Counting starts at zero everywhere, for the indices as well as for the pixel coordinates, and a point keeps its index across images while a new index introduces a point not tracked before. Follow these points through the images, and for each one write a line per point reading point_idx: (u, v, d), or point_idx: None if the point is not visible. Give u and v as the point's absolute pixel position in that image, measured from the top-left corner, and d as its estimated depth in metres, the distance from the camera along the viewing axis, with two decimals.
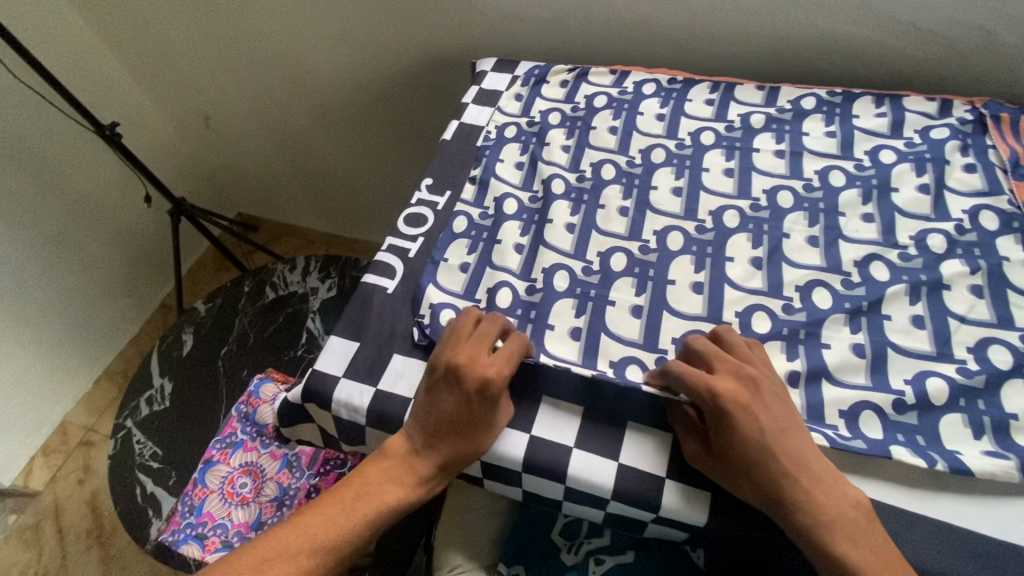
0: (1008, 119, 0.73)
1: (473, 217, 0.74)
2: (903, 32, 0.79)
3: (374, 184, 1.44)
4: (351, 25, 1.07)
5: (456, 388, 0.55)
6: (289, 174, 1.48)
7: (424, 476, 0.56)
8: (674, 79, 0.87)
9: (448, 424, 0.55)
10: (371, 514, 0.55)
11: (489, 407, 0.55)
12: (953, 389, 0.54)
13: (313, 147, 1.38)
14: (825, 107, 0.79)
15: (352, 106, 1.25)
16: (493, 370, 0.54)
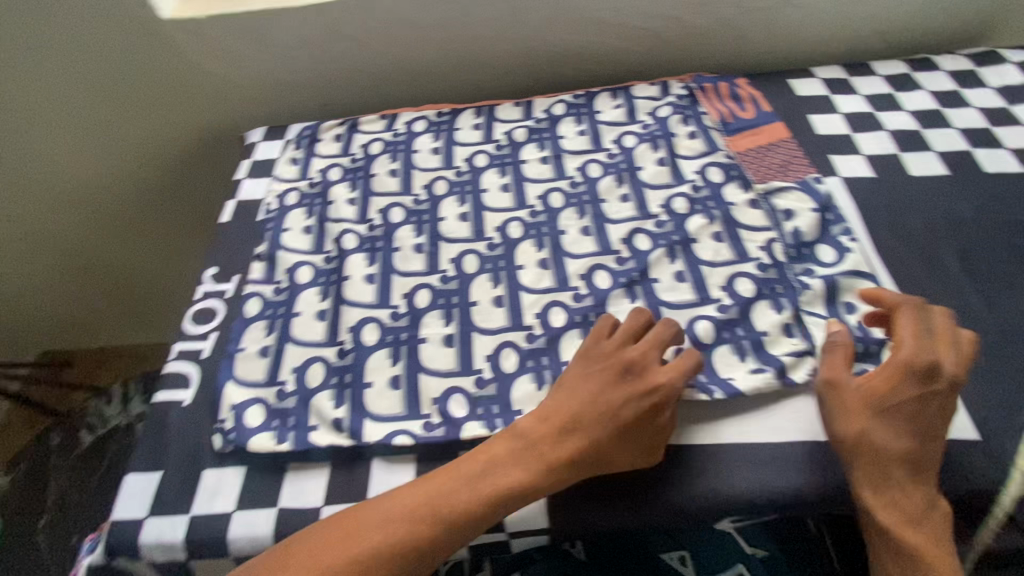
0: (712, 87, 0.86)
1: (267, 295, 0.71)
2: (621, 33, 0.91)
3: (180, 266, 1.27)
4: (82, 113, 0.99)
5: (638, 389, 0.54)
6: (80, 298, 1.26)
7: (545, 472, 0.52)
8: (441, 112, 0.91)
9: (608, 433, 0.52)
10: (465, 500, 0.50)
11: (648, 411, 0.53)
12: (716, 325, 0.63)
13: (92, 258, 1.20)
14: (574, 109, 0.88)
15: (132, 205, 1.13)
16: (667, 378, 0.54)
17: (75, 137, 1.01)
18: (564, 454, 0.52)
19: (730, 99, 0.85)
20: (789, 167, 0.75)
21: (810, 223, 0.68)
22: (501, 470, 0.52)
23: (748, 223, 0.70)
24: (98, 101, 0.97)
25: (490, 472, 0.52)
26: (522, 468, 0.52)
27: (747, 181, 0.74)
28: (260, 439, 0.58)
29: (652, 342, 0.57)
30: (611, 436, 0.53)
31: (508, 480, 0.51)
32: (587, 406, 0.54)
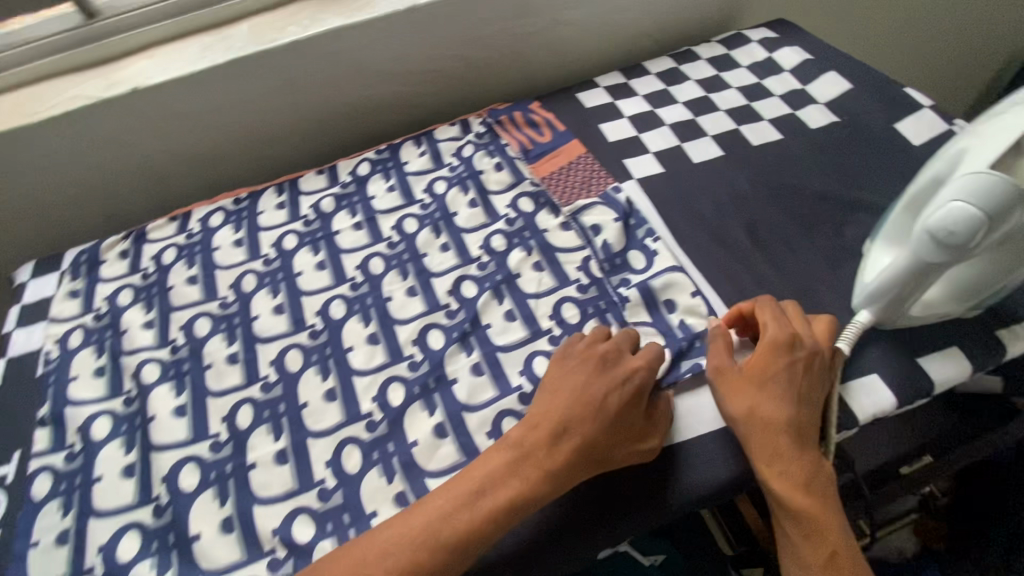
0: (508, 118, 0.88)
1: (58, 467, 0.60)
2: (408, 79, 0.90)
3: None
4: None
5: (617, 378, 0.54)
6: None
7: (541, 481, 0.49)
8: (239, 198, 0.84)
9: (599, 426, 0.51)
10: (450, 530, 0.47)
11: (633, 397, 0.54)
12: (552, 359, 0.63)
13: None
14: (380, 165, 0.85)
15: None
16: (642, 362, 0.56)
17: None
18: (562, 456, 0.50)
19: (526, 126, 0.87)
20: (591, 183, 0.79)
21: (616, 235, 0.72)
22: (499, 485, 0.50)
23: (563, 246, 0.73)
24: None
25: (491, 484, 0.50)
26: (521, 478, 0.50)
27: (555, 205, 0.77)
28: None
29: (620, 339, 0.58)
30: (603, 434, 0.51)
31: (509, 493, 0.49)
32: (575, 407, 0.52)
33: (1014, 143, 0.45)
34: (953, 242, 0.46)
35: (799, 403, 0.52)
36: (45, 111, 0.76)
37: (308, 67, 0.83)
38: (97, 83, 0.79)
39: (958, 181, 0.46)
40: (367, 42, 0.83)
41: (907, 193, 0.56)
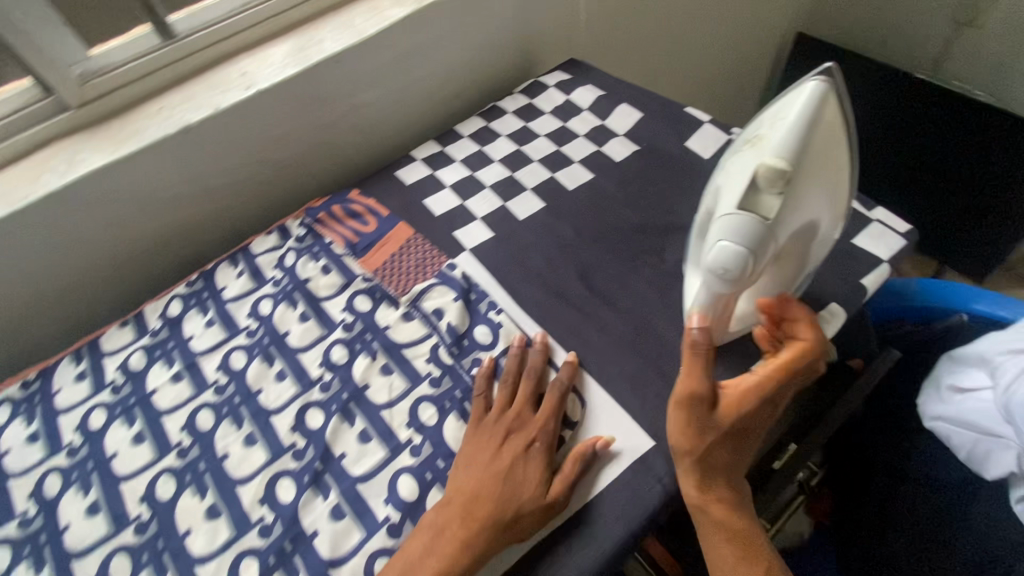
0: (328, 214, 0.84)
1: None
2: (208, 196, 0.83)
3: None
4: None
5: (523, 443, 0.57)
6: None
7: (457, 557, 0.51)
8: (27, 379, 0.71)
9: (507, 493, 0.54)
10: None
11: (535, 459, 0.56)
12: (417, 474, 0.58)
13: None
14: (193, 299, 0.77)
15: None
16: (540, 423, 0.59)
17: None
18: (475, 527, 0.52)
19: (349, 218, 0.83)
20: (425, 265, 0.76)
21: (458, 314, 0.69)
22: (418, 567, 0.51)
23: (407, 340, 0.69)
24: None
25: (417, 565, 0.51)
26: (437, 557, 0.51)
27: (392, 297, 0.73)
28: None
29: (524, 398, 0.61)
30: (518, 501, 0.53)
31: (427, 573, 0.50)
32: (494, 478, 0.54)
33: (750, 182, 0.50)
34: (727, 280, 0.51)
35: (743, 437, 0.53)
36: None
37: (81, 214, 0.73)
38: None
39: (718, 224, 0.51)
40: (145, 174, 0.75)
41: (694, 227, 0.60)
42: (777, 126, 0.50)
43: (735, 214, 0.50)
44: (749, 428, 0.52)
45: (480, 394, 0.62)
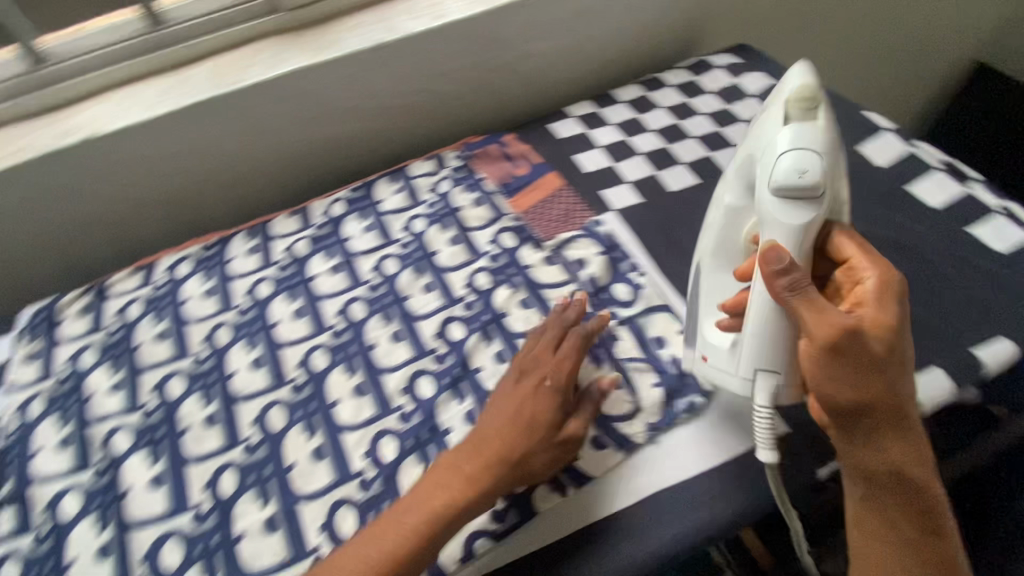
0: (485, 152, 0.87)
1: (25, 551, 0.57)
2: (379, 115, 0.88)
3: None
4: None
5: (536, 380, 0.57)
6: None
7: (472, 485, 0.52)
8: (209, 244, 0.81)
9: (512, 432, 0.53)
10: (395, 537, 0.50)
11: (546, 398, 0.55)
12: None
13: None
14: (355, 205, 0.84)
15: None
16: (557, 363, 0.57)
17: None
18: (484, 463, 0.52)
19: (504, 159, 0.86)
20: (571, 215, 0.78)
21: (601, 267, 0.71)
22: (430, 495, 0.52)
23: (547, 281, 0.71)
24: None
25: (437, 487, 0.52)
26: (449, 483, 0.52)
27: (536, 238, 0.76)
28: None
29: (546, 343, 0.60)
30: (520, 439, 0.53)
31: (440, 499, 0.51)
32: (513, 419, 0.54)
33: (789, 121, 0.50)
34: (808, 185, 0.47)
35: (902, 383, 0.45)
36: None
37: (273, 109, 0.81)
38: (48, 134, 0.75)
39: (791, 162, 0.48)
40: (336, 81, 0.81)
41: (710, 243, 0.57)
42: (781, 88, 0.52)
43: (790, 130, 0.49)
44: (896, 375, 0.45)
45: (528, 340, 0.62)
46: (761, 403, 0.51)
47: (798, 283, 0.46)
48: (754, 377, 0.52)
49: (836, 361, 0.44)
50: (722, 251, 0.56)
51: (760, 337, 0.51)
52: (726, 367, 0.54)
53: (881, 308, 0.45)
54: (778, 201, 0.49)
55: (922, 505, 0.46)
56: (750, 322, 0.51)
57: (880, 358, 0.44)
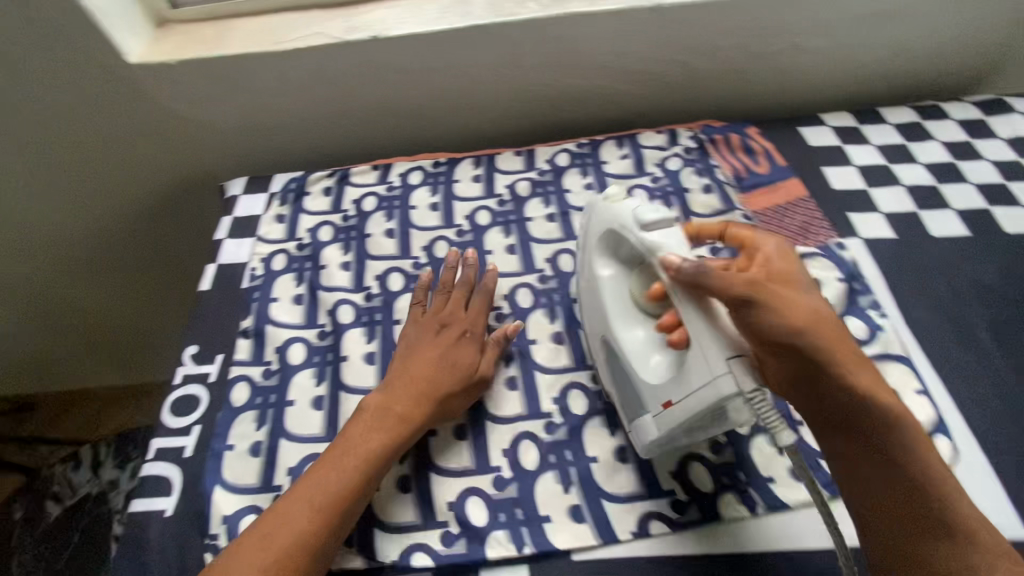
0: (722, 139, 0.82)
1: (256, 378, 0.65)
2: (627, 77, 0.86)
3: (141, 322, 1.27)
4: (41, 170, 0.93)
5: (429, 342, 0.61)
6: (42, 334, 1.24)
7: (406, 409, 0.56)
8: (438, 161, 0.85)
9: (438, 361, 0.59)
10: (361, 457, 0.53)
11: (430, 360, 0.59)
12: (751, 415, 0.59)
13: (55, 298, 1.17)
14: (579, 160, 0.83)
15: (116, 247, 1.09)
16: (474, 319, 0.64)
17: (42, 182, 0.95)
18: (417, 388, 0.57)
19: (742, 152, 0.81)
20: (807, 231, 0.72)
21: (838, 295, 0.65)
22: (374, 423, 0.56)
23: None
24: (86, 156, 0.92)
25: (357, 446, 0.54)
26: (388, 412, 0.56)
27: None
28: None
29: (457, 301, 0.66)
30: (449, 371, 0.59)
31: (385, 425, 0.55)
32: (444, 363, 0.59)
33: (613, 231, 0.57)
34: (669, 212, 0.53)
35: (811, 307, 0.45)
36: (294, 41, 0.80)
37: (537, 46, 0.81)
38: (339, 25, 0.81)
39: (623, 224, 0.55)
40: (605, 34, 0.80)
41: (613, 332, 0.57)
42: (592, 234, 0.61)
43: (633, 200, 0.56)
44: (803, 301, 0.45)
45: (420, 306, 0.67)
46: (745, 389, 0.44)
47: (700, 270, 0.46)
48: (728, 368, 0.45)
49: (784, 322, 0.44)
50: (618, 316, 0.57)
51: (703, 335, 0.46)
52: (682, 381, 0.49)
53: (780, 264, 0.48)
54: (644, 234, 0.52)
55: (904, 465, 0.45)
56: (698, 336, 0.46)
57: (777, 293, 0.45)
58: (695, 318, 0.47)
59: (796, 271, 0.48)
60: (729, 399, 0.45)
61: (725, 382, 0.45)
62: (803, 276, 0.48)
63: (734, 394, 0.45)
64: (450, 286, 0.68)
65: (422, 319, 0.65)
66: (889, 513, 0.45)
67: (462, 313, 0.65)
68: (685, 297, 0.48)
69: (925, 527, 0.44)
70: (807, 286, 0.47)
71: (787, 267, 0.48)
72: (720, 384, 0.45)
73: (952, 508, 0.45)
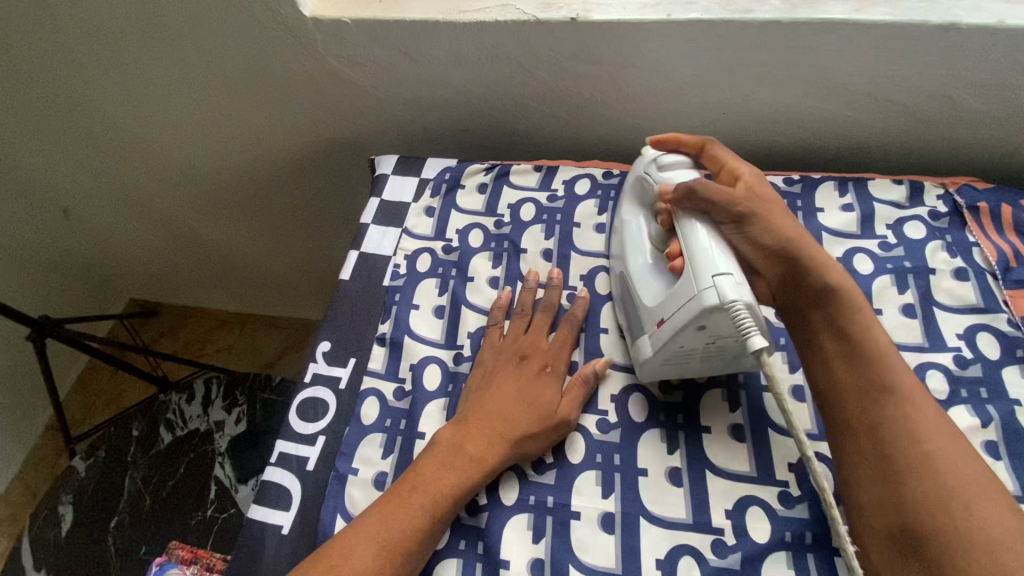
0: (988, 209, 0.63)
1: (387, 396, 0.59)
2: (868, 105, 0.69)
3: (262, 263, 1.29)
4: (201, 106, 0.92)
5: (503, 361, 0.58)
6: (177, 253, 1.29)
7: (481, 443, 0.52)
8: (611, 172, 0.74)
9: (515, 395, 0.55)
10: (434, 491, 0.49)
11: (504, 385, 0.56)
12: None
13: (194, 227, 1.20)
14: (786, 200, 0.67)
15: (253, 190, 1.08)
16: (557, 352, 0.59)
17: (201, 116, 0.94)
18: (490, 420, 0.53)
19: (1013, 232, 0.62)
20: None
21: None
22: (445, 453, 0.52)
23: None
24: (245, 99, 0.90)
25: (431, 479, 0.50)
26: (458, 439, 0.52)
27: None
28: None
29: (540, 330, 0.60)
30: (529, 413, 0.54)
31: (461, 461, 0.51)
32: (521, 398, 0.55)
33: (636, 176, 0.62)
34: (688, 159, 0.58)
35: (786, 219, 0.54)
36: (480, 11, 0.70)
37: (767, 54, 0.66)
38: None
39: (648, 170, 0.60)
40: (860, 50, 0.63)
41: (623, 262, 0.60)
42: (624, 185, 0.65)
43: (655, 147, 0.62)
44: (780, 210, 0.54)
45: (494, 324, 0.62)
46: (727, 299, 0.47)
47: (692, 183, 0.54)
48: (714, 284, 0.48)
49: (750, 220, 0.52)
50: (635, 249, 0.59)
51: (701, 248, 0.50)
52: (669, 300, 0.51)
53: (765, 184, 0.57)
54: (660, 174, 0.58)
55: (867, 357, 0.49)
56: (695, 251, 0.50)
57: (761, 203, 0.53)
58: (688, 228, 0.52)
59: (775, 189, 0.57)
60: (712, 312, 0.47)
61: (708, 295, 0.47)
62: (781, 199, 0.56)
63: (715, 305, 0.47)
64: (530, 307, 0.63)
65: (499, 334, 0.61)
66: (842, 390, 0.49)
67: (546, 343, 0.60)
68: (684, 214, 0.53)
69: (871, 396, 0.47)
70: (784, 203, 0.56)
71: (766, 187, 0.56)
72: (703, 296, 0.48)
73: (897, 379, 0.48)
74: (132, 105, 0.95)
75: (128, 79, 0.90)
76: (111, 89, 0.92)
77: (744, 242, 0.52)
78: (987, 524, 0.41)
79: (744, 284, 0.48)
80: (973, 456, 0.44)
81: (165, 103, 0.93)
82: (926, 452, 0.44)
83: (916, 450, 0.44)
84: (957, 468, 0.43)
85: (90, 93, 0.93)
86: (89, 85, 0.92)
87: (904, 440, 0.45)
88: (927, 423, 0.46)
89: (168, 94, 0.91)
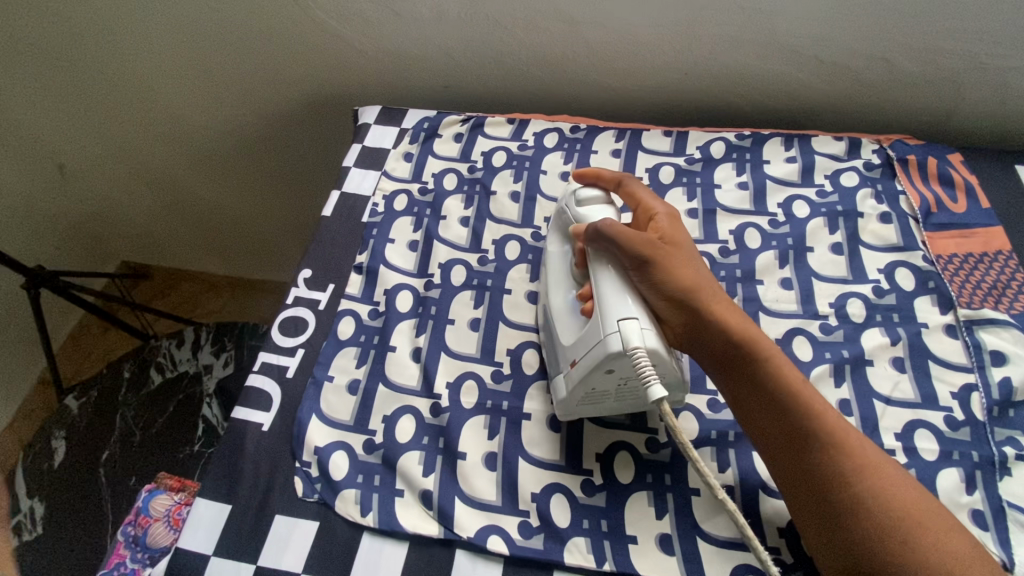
0: (916, 161, 0.70)
1: (362, 316, 0.64)
2: (815, 66, 0.74)
3: (252, 222, 1.32)
4: (195, 57, 0.96)
5: None
6: (169, 213, 1.32)
7: None
8: (578, 127, 0.79)
9: None
10: None
11: None
12: None
13: (186, 185, 1.24)
14: (735, 153, 0.73)
15: (248, 149, 1.12)
16: None
17: (196, 70, 0.98)
18: None
19: (936, 182, 0.69)
20: (1001, 293, 0.60)
21: None
22: None
23: (941, 355, 0.57)
24: (240, 52, 0.94)
25: None
26: None
27: (948, 299, 0.60)
28: (340, 456, 0.55)
29: None
30: None
31: None
32: None
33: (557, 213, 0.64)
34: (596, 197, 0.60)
35: (689, 262, 0.55)
36: None
37: (723, 16, 0.71)
38: None
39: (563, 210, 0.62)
40: (805, 12, 0.69)
41: (547, 296, 0.61)
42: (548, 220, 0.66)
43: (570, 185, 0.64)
44: (683, 256, 0.55)
45: None
46: (629, 345, 0.48)
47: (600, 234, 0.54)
48: (618, 328, 0.50)
49: (655, 267, 0.53)
50: (556, 282, 0.60)
51: (609, 294, 0.52)
52: (580, 342, 0.53)
53: (671, 227, 0.57)
54: (578, 209, 0.60)
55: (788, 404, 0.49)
56: (603, 296, 0.52)
57: (663, 250, 0.54)
58: (601, 280, 0.53)
59: (681, 231, 0.58)
60: (617, 356, 0.49)
61: (612, 340, 0.49)
62: (688, 241, 0.57)
63: (619, 351, 0.49)
64: None
65: None
66: (771, 436, 0.50)
67: None
68: (595, 255, 0.55)
69: (797, 442, 0.48)
70: (688, 242, 0.57)
71: (669, 230, 0.57)
72: (608, 341, 0.50)
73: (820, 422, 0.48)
74: (131, 57, 0.98)
75: (127, 30, 0.93)
76: (108, 41, 0.96)
77: (651, 289, 0.53)
78: (935, 544, 0.43)
79: (648, 329, 0.50)
80: (904, 481, 0.46)
81: (164, 54, 0.96)
82: (855, 490, 0.46)
83: (845, 490, 0.46)
84: (887, 497, 0.45)
85: (88, 45, 0.97)
86: (87, 38, 0.96)
87: (835, 479, 0.46)
88: (853, 453, 0.47)
89: (167, 45, 0.95)
